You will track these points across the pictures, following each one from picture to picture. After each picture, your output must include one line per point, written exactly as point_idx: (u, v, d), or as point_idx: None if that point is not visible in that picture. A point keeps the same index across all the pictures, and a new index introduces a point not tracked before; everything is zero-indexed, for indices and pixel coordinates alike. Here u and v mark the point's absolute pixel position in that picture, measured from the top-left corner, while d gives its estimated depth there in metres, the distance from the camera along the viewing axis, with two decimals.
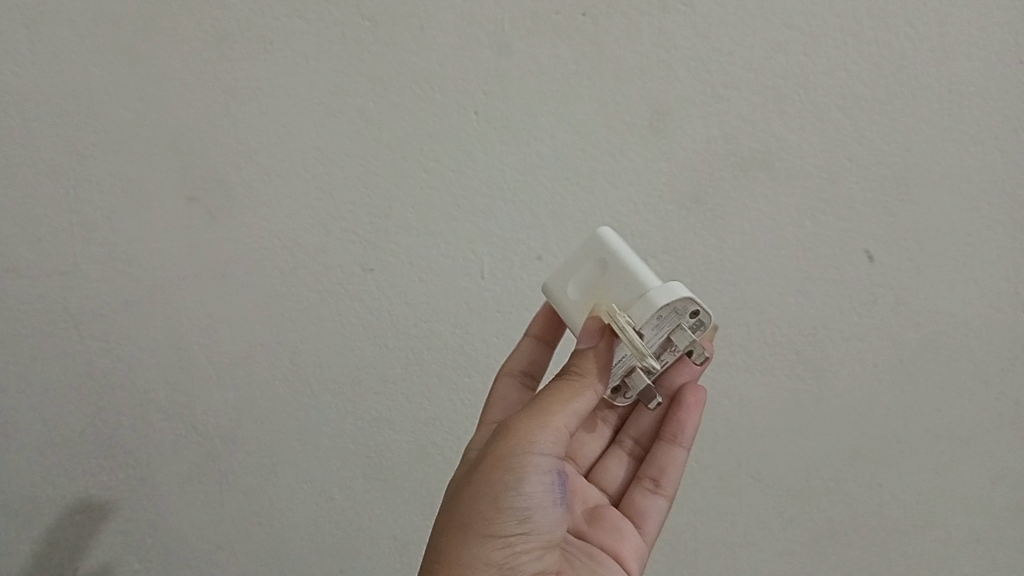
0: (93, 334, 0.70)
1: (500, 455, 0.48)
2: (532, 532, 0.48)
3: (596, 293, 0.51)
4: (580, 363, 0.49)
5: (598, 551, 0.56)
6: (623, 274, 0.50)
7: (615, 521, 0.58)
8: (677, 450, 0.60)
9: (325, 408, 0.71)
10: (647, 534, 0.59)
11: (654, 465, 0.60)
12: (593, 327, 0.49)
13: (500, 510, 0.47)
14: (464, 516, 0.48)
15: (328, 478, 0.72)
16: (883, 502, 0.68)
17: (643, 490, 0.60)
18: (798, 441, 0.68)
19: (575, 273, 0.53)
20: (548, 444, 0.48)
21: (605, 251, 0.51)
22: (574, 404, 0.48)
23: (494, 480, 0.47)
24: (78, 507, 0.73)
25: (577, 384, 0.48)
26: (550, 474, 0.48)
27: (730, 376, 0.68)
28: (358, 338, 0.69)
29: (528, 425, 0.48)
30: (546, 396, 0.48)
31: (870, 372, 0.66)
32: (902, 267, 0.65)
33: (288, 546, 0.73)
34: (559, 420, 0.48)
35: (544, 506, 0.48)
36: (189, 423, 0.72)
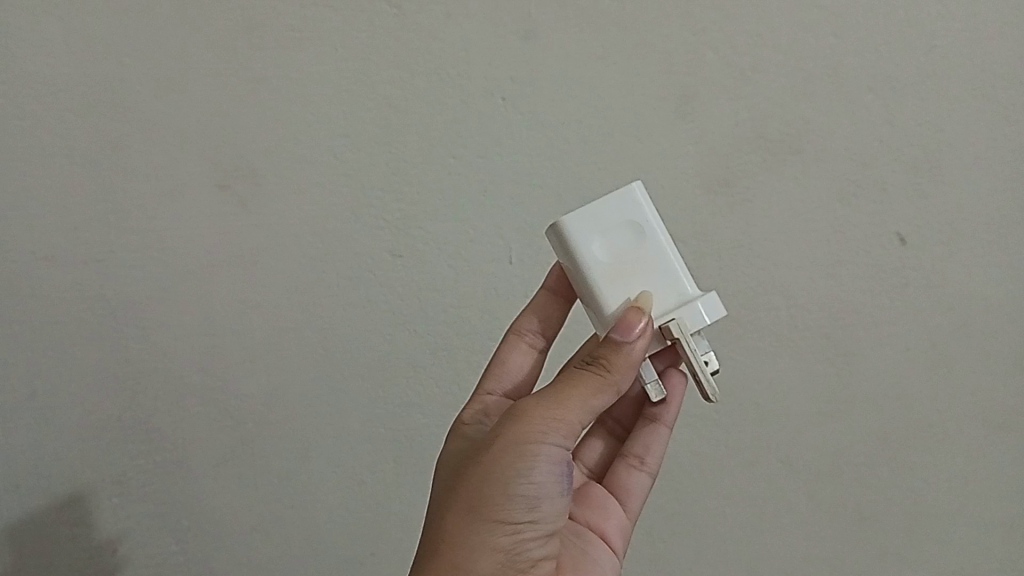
0: (127, 320, 0.72)
1: (513, 441, 0.47)
2: (539, 519, 0.48)
3: (629, 268, 0.49)
4: (608, 357, 0.47)
5: (587, 531, 0.56)
6: (661, 264, 0.49)
7: (600, 498, 0.58)
8: (660, 429, 0.60)
9: (357, 393, 0.72)
10: (630, 511, 0.59)
11: (638, 442, 0.60)
12: (637, 322, 0.46)
13: (511, 497, 0.47)
14: (471, 498, 0.48)
15: (360, 462, 0.74)
16: (912, 486, 0.68)
17: (627, 466, 0.60)
18: (828, 425, 0.68)
19: (602, 228, 0.49)
20: (562, 434, 0.48)
21: (641, 226, 0.49)
22: (594, 400, 0.48)
23: (507, 467, 0.47)
24: (117, 490, 0.75)
25: (601, 379, 0.47)
26: (562, 464, 0.49)
27: (760, 360, 0.67)
28: (389, 324, 0.70)
29: (546, 415, 0.47)
30: (566, 387, 0.48)
31: (901, 355, 0.66)
32: (935, 249, 0.64)
33: (322, 528, 0.75)
34: (577, 413, 0.48)
35: (552, 494, 0.48)
36: (223, 408, 0.73)
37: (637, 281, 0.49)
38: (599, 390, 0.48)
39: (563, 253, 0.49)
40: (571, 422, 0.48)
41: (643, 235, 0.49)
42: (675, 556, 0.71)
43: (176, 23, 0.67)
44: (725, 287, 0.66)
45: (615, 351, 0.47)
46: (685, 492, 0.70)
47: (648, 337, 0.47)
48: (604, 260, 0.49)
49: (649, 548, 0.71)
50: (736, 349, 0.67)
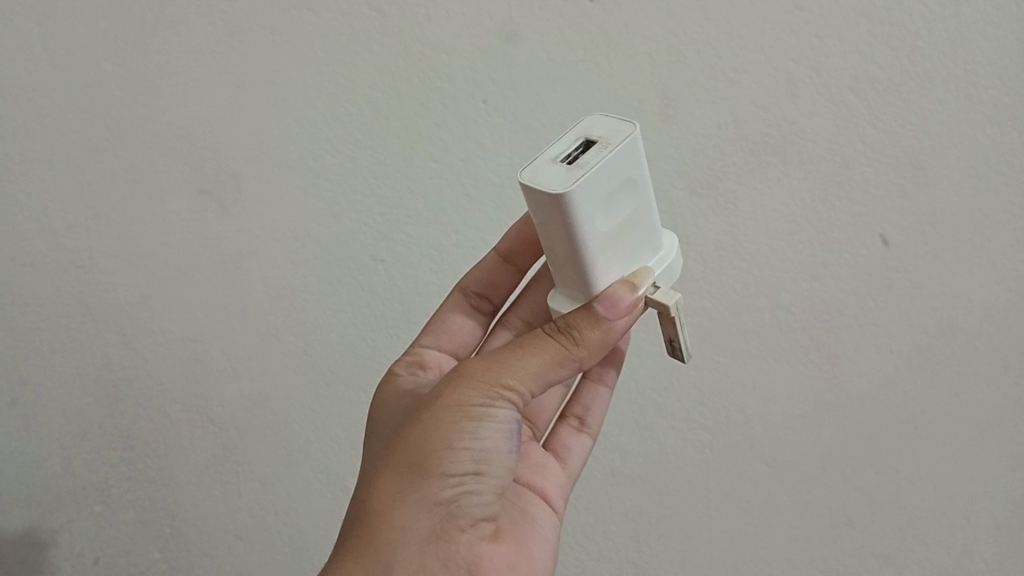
0: (111, 328, 0.72)
1: (466, 402, 0.45)
2: (484, 485, 0.46)
3: (620, 231, 0.43)
4: (580, 330, 0.44)
5: (528, 489, 0.55)
6: (647, 221, 0.44)
7: (541, 459, 0.58)
8: (600, 389, 0.61)
9: (340, 397, 0.72)
10: (569, 468, 0.59)
11: (578, 403, 0.61)
12: (624, 303, 0.43)
13: (458, 462, 0.44)
14: (414, 455, 0.45)
15: (342, 466, 0.73)
16: (900, 488, 0.69)
17: (567, 426, 0.60)
18: (814, 428, 0.68)
19: (605, 190, 0.41)
20: (515, 401, 0.45)
21: (636, 176, 0.42)
22: (558, 372, 0.45)
23: (458, 429, 0.44)
24: (99, 496, 0.76)
25: (564, 351, 0.44)
26: (512, 428, 0.46)
27: (745, 363, 0.68)
28: (371, 330, 0.71)
29: (503, 380, 0.44)
30: (524, 352, 0.45)
31: (885, 357, 0.66)
32: (917, 251, 0.64)
33: (302, 531, 0.75)
34: (536, 381, 0.45)
35: (501, 459, 0.46)
36: (207, 413, 0.73)
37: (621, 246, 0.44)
38: (562, 360, 0.44)
39: (561, 224, 0.40)
40: (529, 391, 0.45)
41: (635, 192, 0.42)
42: (658, 553, 0.73)
43: (148, 25, 0.64)
44: (710, 290, 0.67)
45: (588, 328, 0.44)
46: (671, 492, 0.71)
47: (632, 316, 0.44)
48: (602, 231, 0.42)
49: (634, 550, 0.73)
50: (719, 350, 0.68)
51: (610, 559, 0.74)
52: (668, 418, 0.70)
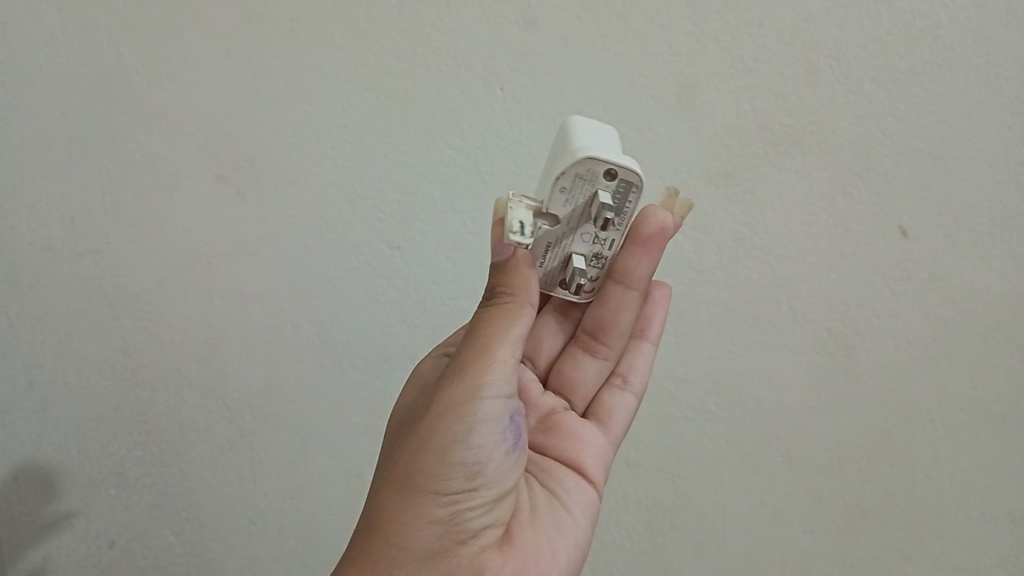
0: (127, 312, 0.72)
1: (450, 403, 0.45)
2: (481, 486, 0.46)
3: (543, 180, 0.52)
4: (506, 283, 0.46)
5: (557, 464, 0.56)
6: (562, 144, 0.50)
7: (577, 428, 0.58)
8: (643, 344, 0.61)
9: (355, 384, 0.72)
10: (611, 430, 0.59)
11: (621, 362, 0.61)
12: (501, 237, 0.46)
13: (448, 464, 0.44)
14: (406, 471, 0.45)
15: (357, 451, 0.73)
16: (915, 481, 0.68)
17: (611, 386, 0.60)
18: (828, 420, 0.68)
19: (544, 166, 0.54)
20: (498, 387, 0.45)
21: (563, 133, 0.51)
22: (517, 326, 0.46)
23: (443, 429, 0.44)
24: (115, 480, 0.76)
25: (511, 310, 0.46)
26: (501, 421, 0.46)
27: (759, 353, 0.67)
28: (387, 316, 0.71)
29: (473, 363, 0.45)
30: (483, 330, 0.45)
31: (902, 349, 0.66)
32: (937, 243, 0.63)
33: (318, 516, 0.75)
34: (503, 352, 0.45)
35: (494, 455, 0.46)
36: (223, 401, 0.73)
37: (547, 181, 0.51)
38: (517, 319, 0.46)
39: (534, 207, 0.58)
40: (499, 360, 0.45)
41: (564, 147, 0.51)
42: (676, 547, 0.72)
43: (168, 9, 0.65)
44: (726, 280, 0.67)
45: (514, 271, 0.46)
46: (685, 483, 0.71)
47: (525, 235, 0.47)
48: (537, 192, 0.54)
49: (648, 540, 0.72)
50: (735, 342, 0.68)
51: (623, 548, 0.73)
52: (683, 408, 0.70)
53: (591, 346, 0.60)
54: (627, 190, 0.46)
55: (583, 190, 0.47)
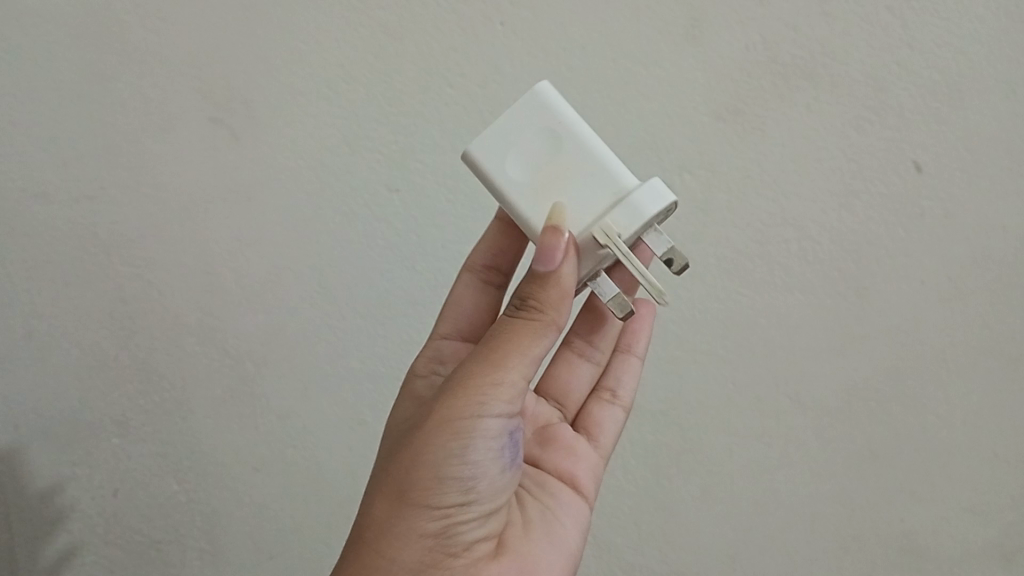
0: (124, 259, 0.70)
1: (451, 414, 0.43)
2: (476, 502, 0.45)
3: (549, 181, 0.45)
4: (535, 295, 0.44)
5: (553, 478, 0.55)
6: (587, 165, 0.45)
7: (569, 443, 0.57)
8: (630, 358, 0.61)
9: (356, 331, 0.70)
10: (602, 445, 0.59)
11: (609, 376, 0.61)
12: (558, 247, 0.42)
13: (444, 477, 0.43)
14: (400, 484, 0.44)
15: (359, 398, 0.71)
16: (927, 422, 0.66)
17: (599, 400, 0.60)
18: (839, 360, 0.66)
19: (516, 149, 0.45)
20: (503, 402, 0.44)
21: (557, 122, 0.45)
22: (533, 348, 0.44)
23: (438, 444, 0.43)
24: (117, 429, 0.73)
25: (535, 324, 0.44)
26: (500, 438, 0.45)
27: (770, 295, 0.66)
28: (389, 261, 0.69)
29: (481, 375, 0.44)
30: (499, 342, 0.44)
31: (916, 288, 0.64)
32: (954, 177, 0.63)
33: (321, 467, 0.72)
34: (517, 368, 0.44)
35: (489, 471, 0.45)
36: (223, 346, 0.71)
37: (567, 196, 0.45)
38: (537, 337, 0.44)
39: (483, 186, 0.46)
40: (506, 379, 0.44)
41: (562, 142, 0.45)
42: (684, 494, 0.68)
43: None
44: (736, 220, 0.65)
45: (545, 288, 0.44)
46: (693, 427, 0.68)
47: (575, 256, 0.44)
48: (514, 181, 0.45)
49: (656, 487, 0.69)
50: (745, 281, 0.66)
51: (630, 492, 0.69)
52: (689, 350, 0.67)
53: (583, 353, 0.61)
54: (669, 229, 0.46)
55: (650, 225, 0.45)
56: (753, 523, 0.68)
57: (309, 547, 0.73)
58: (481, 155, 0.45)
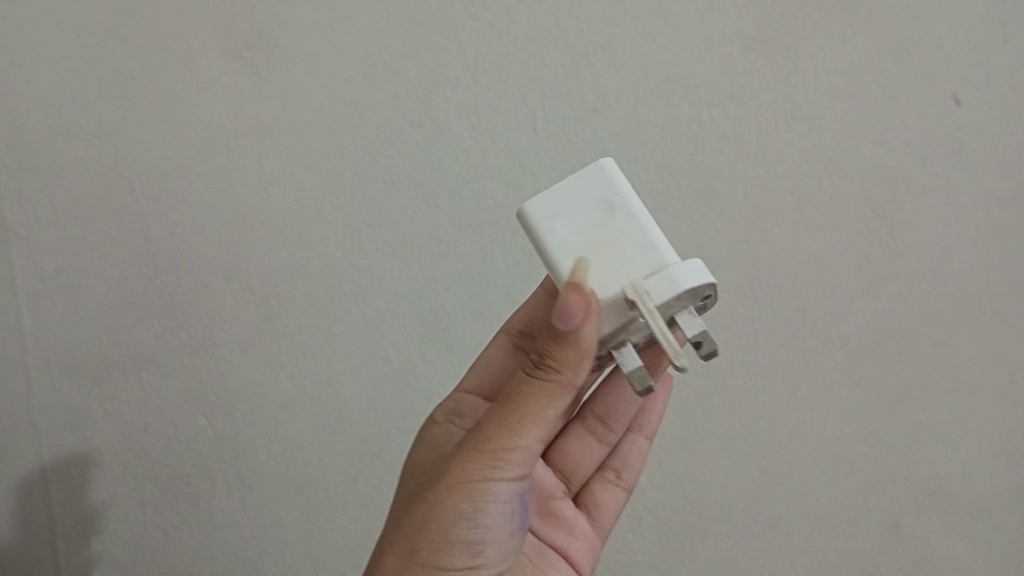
0: (146, 196, 0.71)
1: (466, 478, 0.45)
2: (482, 564, 0.47)
3: (593, 247, 0.45)
4: (556, 357, 0.42)
5: (549, 550, 0.58)
6: (632, 239, 0.44)
7: (569, 518, 0.59)
8: (639, 440, 0.62)
9: (378, 269, 0.70)
10: (602, 527, 0.61)
11: (618, 456, 0.61)
12: (580, 308, 0.41)
13: (452, 542, 0.45)
14: (409, 544, 0.46)
15: (381, 337, 0.70)
16: (958, 364, 0.64)
17: (604, 479, 0.61)
18: (868, 299, 0.64)
19: (568, 213, 0.46)
20: (514, 467, 0.45)
21: (611, 193, 0.46)
22: (548, 413, 0.43)
23: (447, 509, 0.45)
24: (145, 365, 0.73)
25: (554, 388, 0.43)
26: (510, 500, 0.46)
27: (795, 232, 0.65)
28: (412, 199, 0.69)
29: (497, 440, 0.44)
30: (516, 405, 0.44)
31: (949, 227, 0.63)
32: (993, 115, 0.63)
33: (342, 405, 0.71)
34: (531, 433, 0.44)
35: (497, 535, 0.47)
36: (246, 283, 0.71)
37: (609, 263, 0.44)
38: (554, 401, 0.43)
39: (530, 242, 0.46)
40: (518, 449, 0.44)
41: (613, 213, 0.45)
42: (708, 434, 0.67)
43: None
44: (763, 155, 0.65)
45: (563, 347, 0.42)
46: (719, 366, 0.67)
47: (595, 316, 0.41)
48: (560, 243, 0.45)
49: (680, 425, 0.68)
50: (771, 217, 0.65)
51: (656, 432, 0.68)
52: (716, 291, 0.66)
53: (597, 431, 0.61)
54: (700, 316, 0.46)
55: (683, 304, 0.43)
56: (779, 467, 0.67)
57: (332, 488, 0.72)
58: (534, 213, 0.46)
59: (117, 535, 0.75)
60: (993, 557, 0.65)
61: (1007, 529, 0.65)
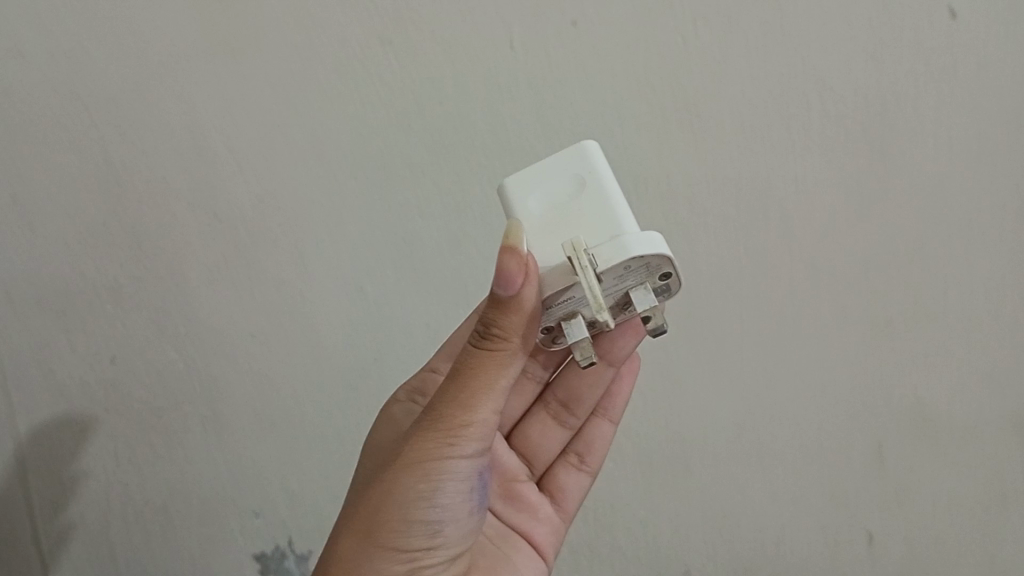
0: (106, 120, 0.68)
1: (422, 456, 0.46)
2: (443, 539, 0.49)
3: (559, 215, 0.48)
4: (499, 327, 0.43)
5: (515, 535, 0.60)
6: (596, 212, 0.47)
7: (534, 502, 0.62)
8: (604, 425, 0.63)
9: (349, 197, 0.66)
10: (565, 510, 0.63)
11: (582, 442, 0.64)
12: (518, 275, 0.42)
13: (411, 519, 0.46)
14: (368, 523, 0.47)
15: (355, 266, 0.68)
16: (948, 292, 0.62)
17: (568, 464, 0.64)
18: (857, 225, 0.62)
19: (544, 187, 0.49)
20: (469, 444, 0.46)
21: (585, 171, 0.49)
22: (496, 384, 0.45)
23: (405, 487, 0.46)
24: (112, 297, 0.71)
25: (499, 357, 0.44)
26: (468, 475, 0.48)
27: (783, 154, 0.62)
28: (382, 122, 0.65)
29: (449, 415, 0.45)
30: (464, 379, 0.45)
31: (941, 147, 0.60)
32: (992, 28, 0.59)
33: (316, 335, 0.70)
34: (482, 407, 0.45)
35: (458, 512, 0.49)
36: (213, 212, 0.68)
37: (571, 232, 0.47)
38: (501, 371, 0.45)
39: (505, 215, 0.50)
40: (473, 424, 0.45)
41: (584, 188, 0.48)
42: (689, 362, 0.67)
43: None
44: (750, 72, 0.61)
45: (506, 315, 0.43)
46: (701, 294, 0.66)
47: (535, 278, 0.43)
48: (529, 212, 0.49)
49: (661, 354, 0.67)
50: (756, 138, 0.62)
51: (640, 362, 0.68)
52: (700, 216, 0.64)
53: (560, 415, 0.63)
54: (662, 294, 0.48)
55: (636, 276, 0.46)
56: (760, 396, 0.66)
57: (309, 416, 0.72)
58: (511, 189, 0.50)
59: (91, 463, 0.76)
60: (983, 485, 0.64)
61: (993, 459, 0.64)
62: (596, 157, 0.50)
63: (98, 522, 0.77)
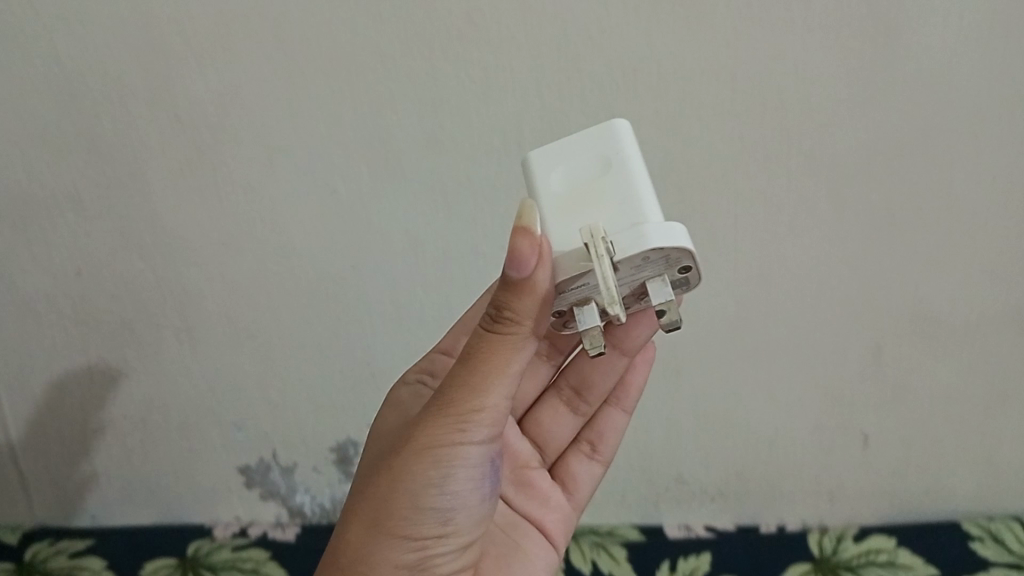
0: (23, 17, 0.59)
1: (430, 444, 0.42)
2: (454, 530, 0.45)
3: (577, 195, 0.43)
4: (512, 308, 0.39)
5: (525, 522, 0.56)
6: (618, 193, 0.43)
7: (545, 491, 0.58)
8: (617, 413, 0.61)
9: (312, 98, 0.60)
10: (576, 501, 0.60)
11: (594, 429, 0.60)
12: (532, 253, 0.37)
13: (419, 510, 0.43)
14: (372, 515, 0.43)
15: (327, 169, 0.63)
16: (952, 180, 0.60)
17: (579, 452, 0.60)
18: (862, 113, 0.58)
19: (567, 163, 0.45)
20: (481, 432, 0.42)
21: (612, 150, 0.44)
22: (510, 368, 0.41)
23: (413, 477, 0.42)
24: (70, 206, 0.66)
25: (511, 340, 0.40)
26: (480, 464, 0.44)
27: (784, 39, 0.56)
28: (338, 13, 0.57)
29: (459, 401, 0.41)
30: (475, 362, 0.40)
31: (955, 27, 0.55)
32: None
33: (291, 242, 0.66)
34: (494, 392, 0.41)
35: (468, 504, 0.45)
36: (166, 116, 0.62)
37: (588, 212, 0.43)
38: (514, 354, 0.40)
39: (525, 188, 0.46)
40: (484, 410, 0.41)
41: (609, 168, 0.44)
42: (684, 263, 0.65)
43: None
44: None
45: (519, 296, 0.38)
46: (697, 192, 0.62)
47: (549, 263, 0.38)
48: (548, 187, 0.45)
49: None
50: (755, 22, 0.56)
51: None
52: (696, 107, 0.59)
53: (573, 402, 0.60)
54: (681, 286, 0.43)
55: (655, 267, 0.41)
56: (756, 295, 0.66)
57: (294, 323, 0.70)
58: (535, 162, 0.46)
59: (75, 370, 0.74)
60: (959, 356, 0.67)
61: (973, 335, 0.66)
62: (626, 136, 0.45)
63: (89, 427, 0.77)
